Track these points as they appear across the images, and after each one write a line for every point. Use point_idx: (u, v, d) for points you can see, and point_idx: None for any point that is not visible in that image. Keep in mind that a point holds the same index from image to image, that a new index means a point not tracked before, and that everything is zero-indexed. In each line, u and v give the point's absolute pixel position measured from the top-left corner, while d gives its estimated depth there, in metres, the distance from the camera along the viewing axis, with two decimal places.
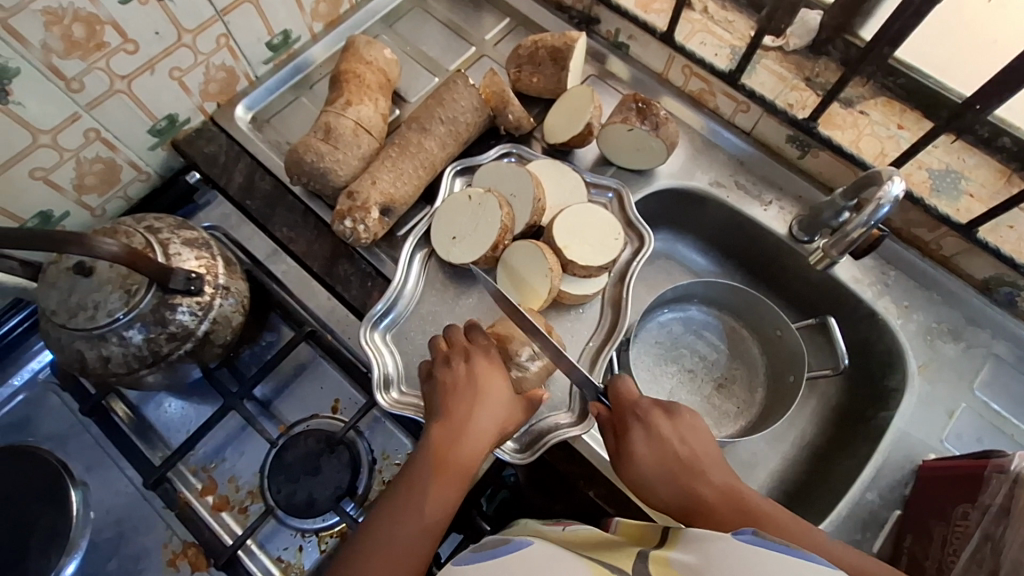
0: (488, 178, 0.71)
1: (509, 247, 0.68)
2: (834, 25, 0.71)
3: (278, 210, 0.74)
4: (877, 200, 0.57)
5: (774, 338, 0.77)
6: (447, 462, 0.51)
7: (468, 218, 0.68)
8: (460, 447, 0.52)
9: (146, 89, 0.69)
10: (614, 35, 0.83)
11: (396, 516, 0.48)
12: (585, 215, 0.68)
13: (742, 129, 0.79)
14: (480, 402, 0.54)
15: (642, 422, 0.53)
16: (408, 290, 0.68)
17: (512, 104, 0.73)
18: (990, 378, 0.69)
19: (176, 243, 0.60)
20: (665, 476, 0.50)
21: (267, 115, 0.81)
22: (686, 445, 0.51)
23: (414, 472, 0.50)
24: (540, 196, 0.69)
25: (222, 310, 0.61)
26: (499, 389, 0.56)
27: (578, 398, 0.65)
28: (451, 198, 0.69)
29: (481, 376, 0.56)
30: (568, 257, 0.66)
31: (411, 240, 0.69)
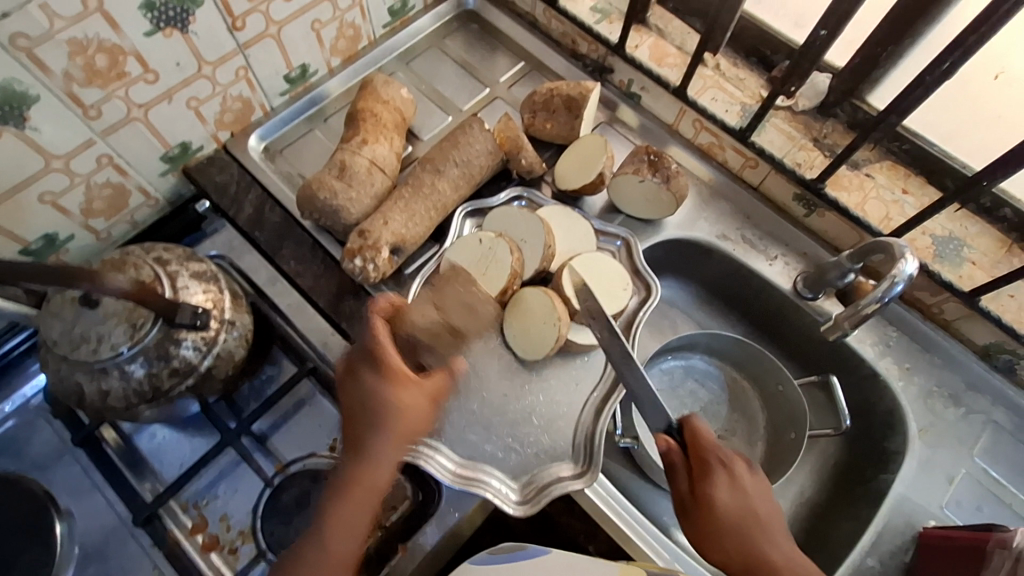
0: (499, 222, 0.71)
1: (517, 292, 0.69)
2: (842, 89, 0.73)
3: (286, 243, 0.74)
4: (891, 277, 0.56)
5: (776, 393, 0.77)
6: (359, 484, 0.48)
7: (478, 261, 0.68)
8: (371, 469, 0.49)
9: (162, 117, 0.69)
10: (626, 85, 0.85)
11: (312, 542, 0.47)
12: (593, 264, 0.69)
13: (749, 184, 0.80)
14: (384, 425, 0.49)
15: (729, 473, 0.54)
16: None
17: (526, 150, 0.74)
18: (989, 445, 0.69)
19: (184, 276, 0.59)
20: (735, 530, 0.52)
21: (281, 146, 0.82)
22: (755, 501, 0.54)
23: (329, 489, 0.49)
24: (550, 242, 0.69)
25: (226, 345, 0.60)
26: (414, 404, 0.50)
27: (581, 450, 0.64)
28: (461, 240, 0.69)
29: (390, 392, 0.50)
30: (577, 306, 0.66)
31: (419, 280, 0.69)
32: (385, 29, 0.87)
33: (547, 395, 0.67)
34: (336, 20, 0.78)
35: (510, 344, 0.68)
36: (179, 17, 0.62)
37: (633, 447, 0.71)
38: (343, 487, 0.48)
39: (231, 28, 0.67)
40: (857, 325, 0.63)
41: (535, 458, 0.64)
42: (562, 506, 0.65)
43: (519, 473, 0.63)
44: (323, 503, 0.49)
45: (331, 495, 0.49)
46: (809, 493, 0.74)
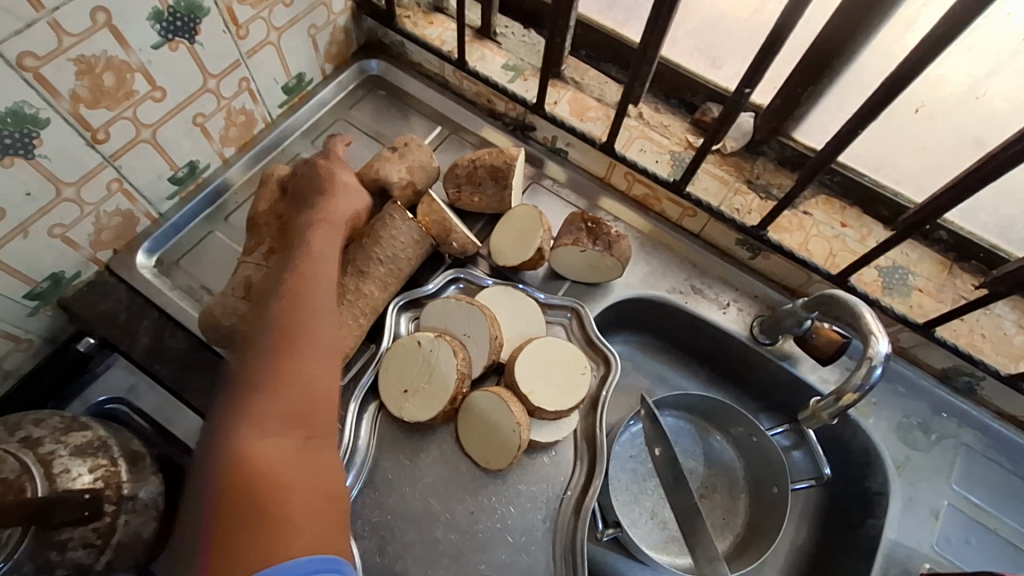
0: (437, 318, 0.64)
1: (467, 395, 0.62)
2: (767, 129, 0.72)
3: (195, 372, 0.64)
4: (868, 362, 0.53)
5: (749, 444, 0.74)
6: (329, 217, 0.58)
7: (420, 367, 0.61)
8: (331, 220, 0.58)
9: (18, 255, 0.58)
10: (551, 141, 0.80)
11: (306, 320, 0.47)
12: (546, 351, 0.63)
13: (690, 232, 0.77)
14: (314, 257, 0.53)
15: None
16: (358, 456, 0.60)
17: (455, 231, 0.67)
18: (964, 470, 0.68)
19: (63, 455, 0.49)
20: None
21: (176, 256, 0.72)
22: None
23: (292, 287, 0.49)
24: (496, 332, 0.63)
25: (128, 527, 0.50)
26: (326, 262, 0.53)
27: (563, 563, 0.58)
28: (398, 345, 0.62)
29: (323, 244, 0.55)
30: (535, 404, 0.60)
31: (356, 398, 0.61)
32: (282, 109, 0.79)
33: (517, 505, 0.60)
34: (222, 109, 0.70)
35: (467, 451, 0.61)
36: (19, 143, 0.52)
37: (618, 537, 0.65)
38: (285, 324, 0.46)
39: (91, 142, 0.57)
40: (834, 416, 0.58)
41: None
42: None
43: None
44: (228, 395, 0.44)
45: (265, 350, 0.45)
46: (800, 542, 0.72)
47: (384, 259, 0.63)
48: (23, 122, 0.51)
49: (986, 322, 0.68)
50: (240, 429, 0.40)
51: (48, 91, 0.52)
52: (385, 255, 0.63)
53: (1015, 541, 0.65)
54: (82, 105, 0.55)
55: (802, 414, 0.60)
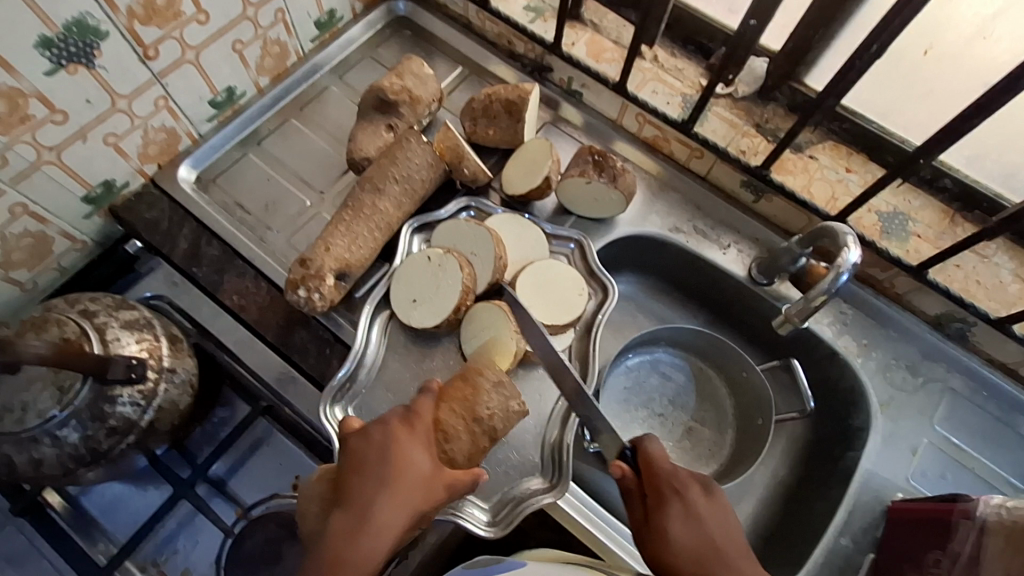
0: (446, 237, 0.69)
1: (471, 307, 0.67)
2: (780, 73, 0.73)
3: (227, 276, 0.71)
4: (836, 267, 0.57)
5: (740, 380, 0.77)
6: (402, 471, 0.51)
7: (428, 279, 0.66)
8: (406, 476, 0.51)
9: (77, 158, 0.64)
10: (567, 83, 0.82)
11: (337, 542, 0.47)
12: (546, 272, 0.68)
13: (697, 173, 0.79)
14: (386, 493, 0.49)
15: (682, 500, 0.52)
16: (369, 357, 0.66)
17: (468, 158, 0.72)
18: (948, 412, 0.70)
19: (114, 327, 0.56)
20: (694, 552, 0.49)
21: (213, 174, 0.78)
22: (721, 530, 0.51)
23: (355, 494, 0.49)
24: (502, 253, 0.68)
25: (168, 395, 0.58)
26: (393, 514, 0.49)
27: (549, 462, 0.63)
28: (410, 259, 0.67)
29: (376, 486, 0.50)
30: (533, 317, 0.65)
31: (370, 304, 0.67)
32: (314, 43, 0.83)
33: None
34: (259, 38, 0.74)
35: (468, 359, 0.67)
36: (82, 52, 0.58)
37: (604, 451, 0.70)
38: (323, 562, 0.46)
39: (143, 57, 0.63)
40: (806, 319, 0.64)
41: (503, 476, 0.62)
42: (536, 520, 0.63)
43: (490, 492, 0.62)
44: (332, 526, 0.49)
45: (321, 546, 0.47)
46: (782, 475, 0.75)
47: (403, 179, 0.69)
48: (86, 32, 0.57)
49: (984, 271, 0.70)
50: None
51: (107, 5, 0.57)
52: (403, 174, 0.69)
53: (990, 481, 0.68)
54: (136, 21, 0.60)
55: (778, 321, 0.68)
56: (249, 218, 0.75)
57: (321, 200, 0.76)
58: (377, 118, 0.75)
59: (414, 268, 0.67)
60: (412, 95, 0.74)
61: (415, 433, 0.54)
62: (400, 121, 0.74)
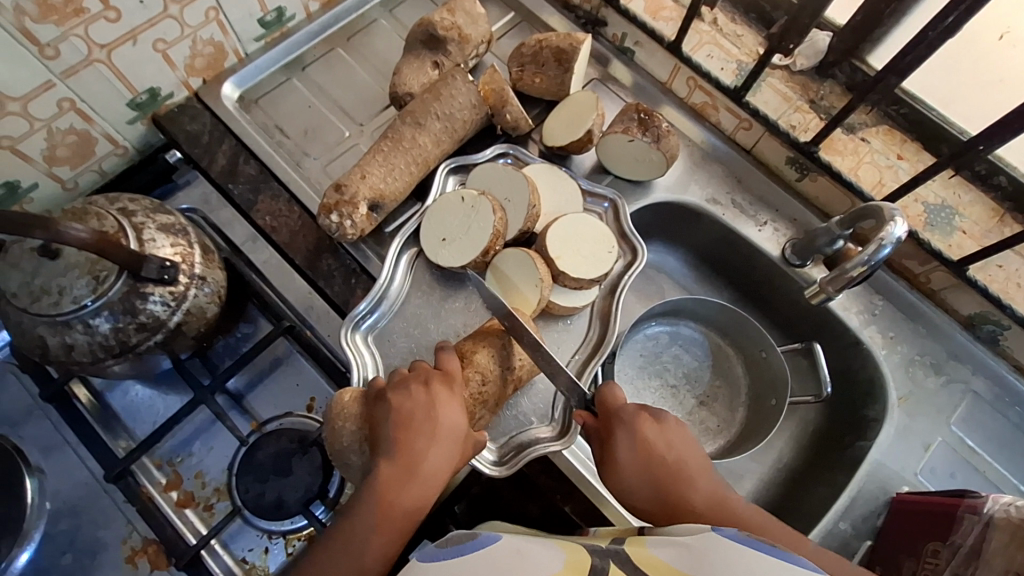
0: (482, 180, 0.69)
1: (499, 253, 0.67)
2: (843, 49, 0.70)
3: (262, 196, 0.71)
4: (879, 240, 0.55)
5: (759, 360, 0.76)
6: (440, 426, 0.53)
7: (459, 220, 0.66)
8: (448, 430, 0.53)
9: (126, 60, 0.64)
10: (620, 39, 0.80)
11: (384, 491, 0.50)
12: (577, 225, 0.67)
13: (743, 146, 0.77)
14: (431, 443, 0.52)
15: (633, 432, 0.55)
16: (393, 291, 0.66)
17: (511, 103, 0.70)
18: (966, 414, 0.69)
19: (150, 228, 0.57)
20: (649, 479, 0.54)
21: (256, 95, 0.77)
22: (674, 455, 0.54)
23: (400, 446, 0.52)
24: (535, 202, 0.68)
25: (196, 301, 0.59)
26: (437, 465, 0.52)
27: (560, 412, 0.64)
28: (444, 198, 0.67)
29: (424, 440, 0.52)
30: (561, 268, 0.65)
31: (399, 238, 0.67)
32: None
33: None
34: None
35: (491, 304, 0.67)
36: None
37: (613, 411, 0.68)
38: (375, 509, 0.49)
39: None
40: (840, 291, 0.62)
41: (513, 420, 0.64)
42: (540, 467, 0.64)
43: (497, 434, 0.63)
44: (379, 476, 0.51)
45: (368, 497, 0.50)
46: (786, 459, 0.75)
47: (444, 116, 0.68)
48: None
49: None
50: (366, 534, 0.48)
51: None
52: (445, 112, 0.68)
53: (1000, 486, 0.67)
54: None
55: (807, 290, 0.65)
56: (287, 143, 0.75)
57: (360, 132, 0.76)
58: (424, 55, 0.73)
59: (447, 207, 0.67)
60: (462, 33, 0.72)
61: (452, 390, 0.56)
62: (446, 60, 0.73)
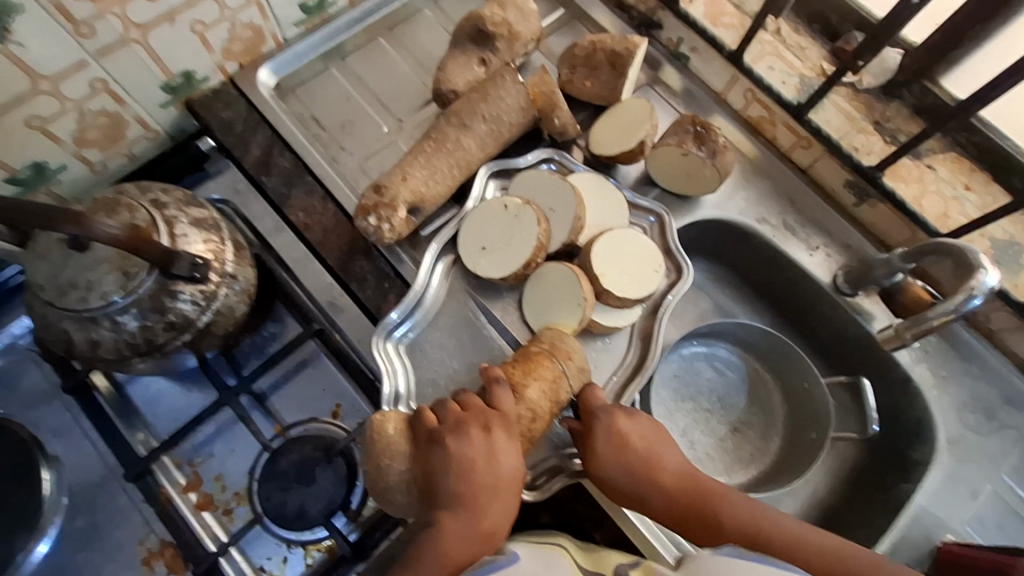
0: (525, 188, 0.66)
1: (540, 265, 0.64)
2: (915, 69, 0.66)
3: (296, 191, 0.69)
4: (969, 289, 0.54)
5: (801, 390, 0.73)
6: (501, 475, 0.51)
7: (502, 228, 0.63)
8: (507, 477, 0.52)
9: (163, 41, 0.61)
10: (675, 44, 0.76)
11: (445, 543, 0.48)
12: (623, 242, 0.64)
13: (798, 165, 0.74)
14: (495, 493, 0.51)
15: (609, 426, 0.56)
16: (427, 298, 0.64)
17: (560, 108, 0.67)
18: (1018, 462, 0.66)
19: (183, 222, 0.55)
20: (626, 468, 0.55)
21: (293, 83, 0.74)
22: (646, 442, 0.56)
23: (461, 495, 0.50)
24: (581, 214, 0.64)
25: (226, 300, 0.57)
26: (499, 515, 0.50)
27: None
28: (484, 205, 0.64)
29: (485, 489, 0.51)
30: (605, 287, 0.62)
31: (436, 245, 0.64)
32: None
33: None
34: None
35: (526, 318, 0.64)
36: None
37: None
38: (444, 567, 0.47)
39: None
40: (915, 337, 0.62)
41: (544, 444, 0.61)
42: (571, 492, 0.61)
43: (528, 457, 0.61)
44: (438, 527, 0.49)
45: (432, 553, 0.47)
46: (822, 495, 0.72)
47: (490, 118, 0.65)
48: None
49: None
50: None
51: None
52: (493, 114, 0.65)
53: None
54: None
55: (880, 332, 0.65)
56: (323, 135, 0.72)
57: (399, 128, 0.73)
58: (472, 51, 0.70)
59: (488, 216, 0.64)
60: (512, 31, 0.69)
61: (507, 431, 0.54)
62: (494, 57, 0.70)
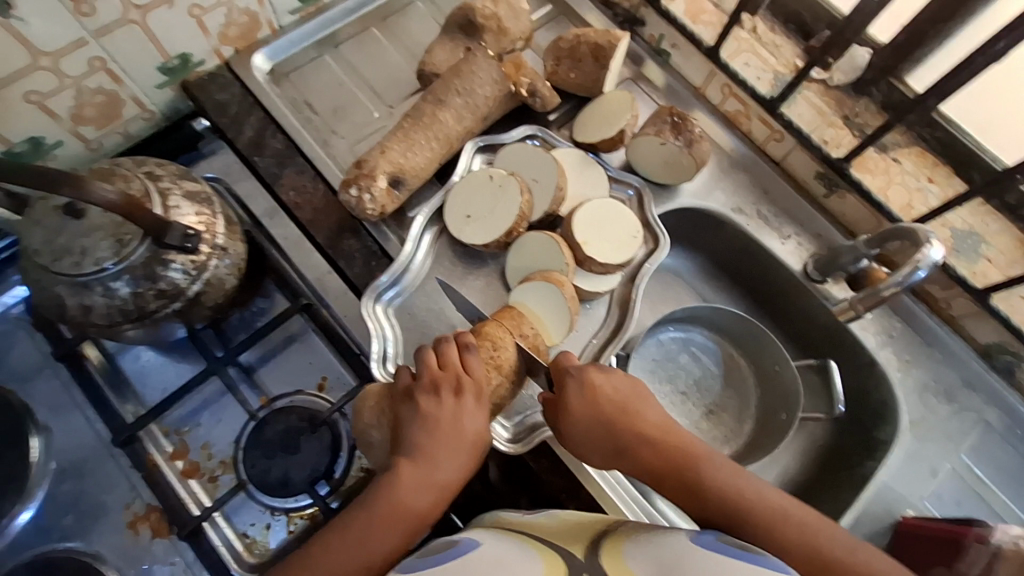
0: (510, 160, 0.69)
1: (523, 234, 0.67)
2: (881, 67, 0.68)
3: (287, 171, 0.71)
4: (914, 263, 0.57)
5: (772, 373, 0.76)
6: (465, 437, 0.55)
7: (486, 198, 0.66)
8: (468, 445, 0.55)
9: (161, 23, 0.63)
10: (656, 40, 0.79)
11: (399, 494, 0.51)
12: (606, 211, 0.67)
13: (772, 158, 0.77)
14: (454, 452, 0.54)
15: (581, 377, 0.56)
16: (414, 266, 0.66)
17: (525, 69, 0.70)
18: (976, 442, 0.69)
19: (176, 195, 0.57)
20: (599, 420, 0.55)
21: (287, 69, 0.76)
22: (622, 394, 0.56)
23: (421, 451, 0.53)
24: (563, 185, 0.67)
25: (216, 272, 0.59)
26: (457, 474, 0.54)
27: None
28: (472, 175, 0.67)
29: (445, 448, 0.54)
30: (587, 253, 0.65)
31: (422, 214, 0.67)
32: None
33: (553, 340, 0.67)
34: None
35: (508, 283, 0.67)
36: None
37: None
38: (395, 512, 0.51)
39: None
40: (870, 310, 0.66)
41: (529, 400, 0.65)
42: (548, 465, 0.64)
43: (513, 413, 0.64)
44: (398, 479, 0.52)
45: (385, 503, 0.51)
46: (791, 476, 0.74)
47: (465, 94, 0.67)
48: None
49: None
50: (379, 532, 0.50)
51: None
52: (464, 89, 0.67)
53: (1005, 517, 0.66)
54: None
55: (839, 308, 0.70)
56: (315, 119, 0.74)
57: (389, 114, 0.75)
58: (459, 40, 0.73)
59: (471, 182, 0.66)
60: (501, 26, 0.71)
61: (480, 399, 0.57)
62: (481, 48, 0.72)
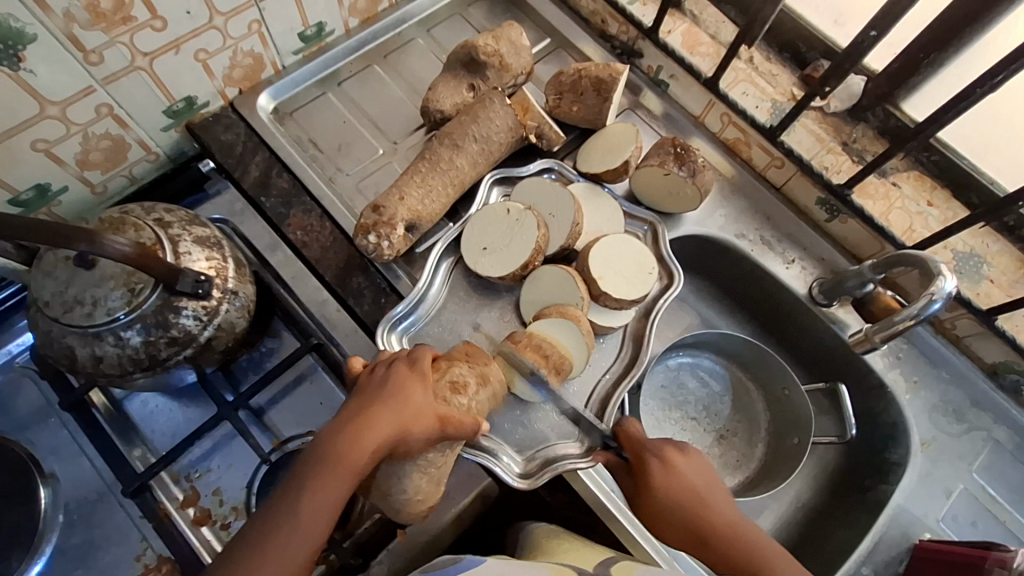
0: (528, 195, 0.69)
1: (537, 268, 0.67)
2: (877, 94, 0.70)
3: (293, 210, 0.72)
4: (930, 294, 0.58)
5: (781, 397, 0.76)
6: (393, 390, 0.52)
7: (504, 231, 0.67)
8: (402, 400, 0.51)
9: (167, 68, 0.64)
10: (655, 72, 0.81)
11: (323, 446, 0.48)
12: (621, 246, 0.68)
13: (771, 184, 0.78)
14: (380, 403, 0.51)
15: (662, 458, 0.57)
16: (430, 297, 0.67)
17: (534, 112, 0.72)
18: (988, 462, 0.69)
19: (186, 241, 0.56)
20: (676, 509, 0.54)
21: (291, 108, 0.77)
22: (693, 481, 0.55)
23: (348, 410, 0.51)
24: (579, 220, 0.68)
25: (227, 316, 0.58)
26: (386, 422, 0.49)
27: None
28: (489, 209, 0.67)
29: (369, 400, 0.51)
30: (602, 288, 0.65)
31: (439, 246, 0.68)
32: None
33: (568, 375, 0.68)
34: None
35: (523, 316, 0.68)
36: None
37: None
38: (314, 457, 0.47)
39: None
40: (885, 340, 0.65)
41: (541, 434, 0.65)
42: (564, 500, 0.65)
43: (524, 447, 0.64)
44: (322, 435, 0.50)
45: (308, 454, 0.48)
46: (805, 501, 0.74)
47: (480, 138, 0.68)
48: None
49: None
50: (298, 482, 0.46)
51: None
52: (481, 135, 0.68)
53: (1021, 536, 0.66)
54: None
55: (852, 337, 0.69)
56: (320, 156, 0.75)
57: (394, 150, 0.76)
58: (462, 76, 0.74)
59: (488, 216, 0.67)
60: (503, 62, 0.72)
61: (414, 368, 0.54)
62: (483, 84, 0.73)
